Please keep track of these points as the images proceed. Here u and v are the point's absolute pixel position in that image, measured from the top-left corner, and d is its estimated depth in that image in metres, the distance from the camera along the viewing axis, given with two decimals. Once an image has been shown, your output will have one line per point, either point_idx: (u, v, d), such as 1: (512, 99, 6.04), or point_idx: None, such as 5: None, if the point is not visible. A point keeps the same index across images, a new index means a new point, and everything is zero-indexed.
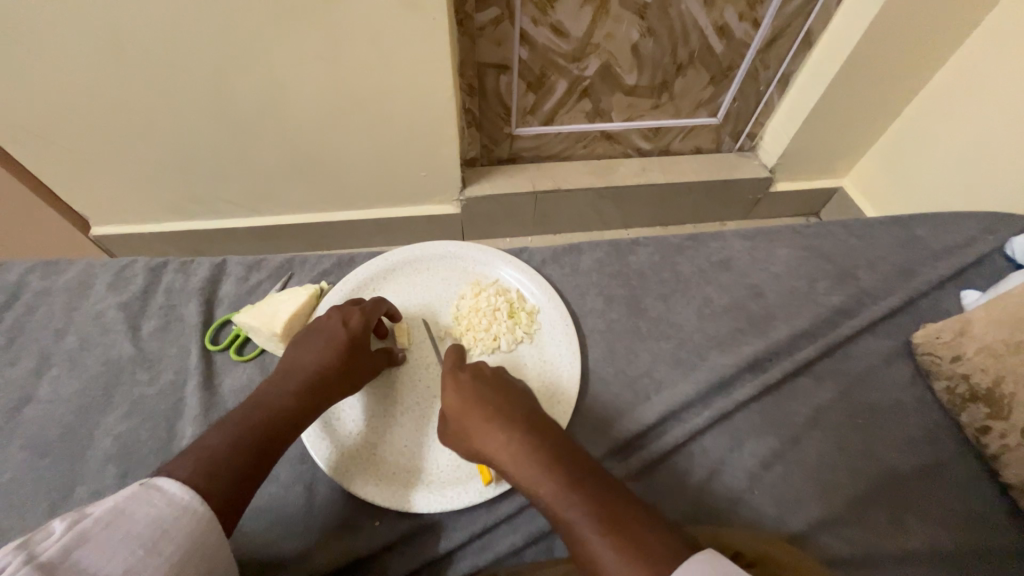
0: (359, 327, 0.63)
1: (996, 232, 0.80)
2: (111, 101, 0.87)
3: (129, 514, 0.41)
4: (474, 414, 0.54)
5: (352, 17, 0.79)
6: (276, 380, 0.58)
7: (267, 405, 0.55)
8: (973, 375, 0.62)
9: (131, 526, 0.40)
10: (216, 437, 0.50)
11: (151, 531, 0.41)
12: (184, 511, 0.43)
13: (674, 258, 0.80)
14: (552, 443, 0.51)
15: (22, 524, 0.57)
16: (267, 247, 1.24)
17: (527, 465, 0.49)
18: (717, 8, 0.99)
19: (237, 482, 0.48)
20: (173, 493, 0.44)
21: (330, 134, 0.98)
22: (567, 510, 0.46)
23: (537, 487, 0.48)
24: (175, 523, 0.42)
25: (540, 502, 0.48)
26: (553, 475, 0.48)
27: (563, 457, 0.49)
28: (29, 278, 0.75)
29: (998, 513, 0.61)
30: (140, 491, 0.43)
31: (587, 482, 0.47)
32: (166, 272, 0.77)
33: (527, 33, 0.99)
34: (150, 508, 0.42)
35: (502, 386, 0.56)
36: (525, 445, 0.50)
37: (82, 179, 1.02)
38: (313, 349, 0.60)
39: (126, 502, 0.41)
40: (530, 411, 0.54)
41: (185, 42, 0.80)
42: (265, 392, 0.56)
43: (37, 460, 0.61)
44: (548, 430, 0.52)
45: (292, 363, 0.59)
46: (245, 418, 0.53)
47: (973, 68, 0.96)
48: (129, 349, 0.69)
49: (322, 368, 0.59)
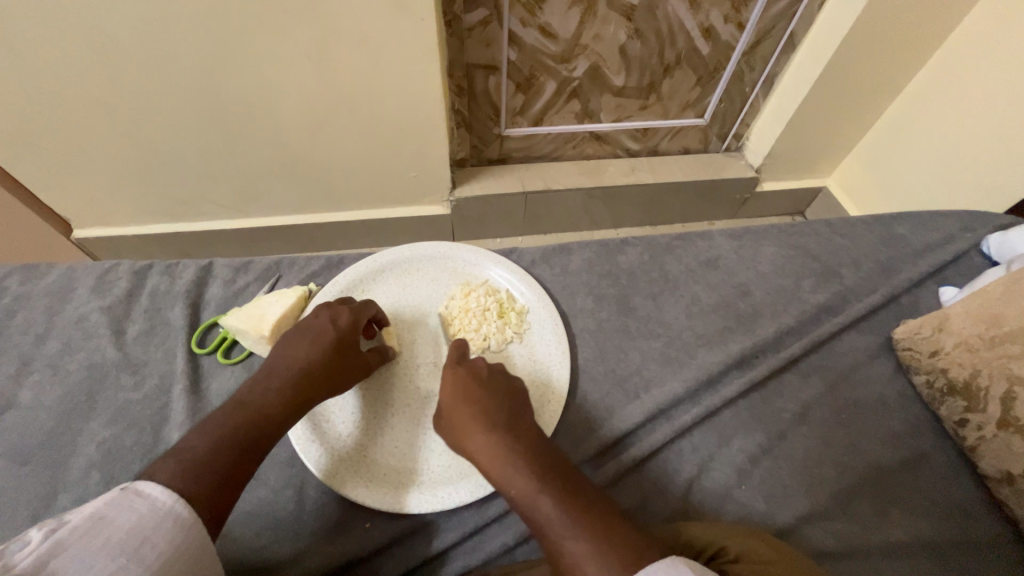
0: (348, 326, 0.62)
1: (975, 230, 0.82)
2: (93, 101, 0.86)
3: (107, 522, 0.40)
4: (460, 409, 0.53)
5: (340, 18, 0.79)
6: (259, 378, 0.57)
7: (251, 402, 0.54)
8: (951, 370, 0.64)
9: (109, 534, 0.40)
10: (200, 439, 0.49)
11: (131, 538, 0.40)
12: (166, 516, 0.43)
13: (662, 257, 0.81)
14: (534, 445, 0.50)
15: (4, 533, 0.56)
16: (255, 250, 1.23)
17: (505, 462, 0.49)
18: (703, 10, 1.01)
19: (222, 482, 0.47)
20: (155, 497, 0.43)
21: (318, 135, 0.97)
22: (541, 509, 0.45)
23: (514, 486, 0.47)
24: (155, 528, 0.42)
25: (514, 501, 0.47)
26: (531, 474, 0.47)
27: (544, 458, 0.49)
28: (9, 283, 0.74)
29: (978, 505, 0.62)
30: (121, 496, 0.43)
31: (563, 485, 0.47)
32: (151, 275, 0.76)
33: (515, 34, 0.99)
34: (130, 514, 0.42)
35: (492, 384, 0.56)
36: (508, 441, 0.50)
37: (64, 182, 1.00)
38: (298, 347, 0.59)
39: (105, 508, 0.41)
40: (515, 411, 0.54)
41: (172, 43, 0.79)
42: (249, 390, 0.56)
43: (19, 468, 0.60)
44: (530, 432, 0.52)
45: (277, 360, 0.58)
46: (228, 417, 0.52)
47: (952, 70, 0.98)
48: (114, 353, 0.68)
49: (307, 365, 0.58)
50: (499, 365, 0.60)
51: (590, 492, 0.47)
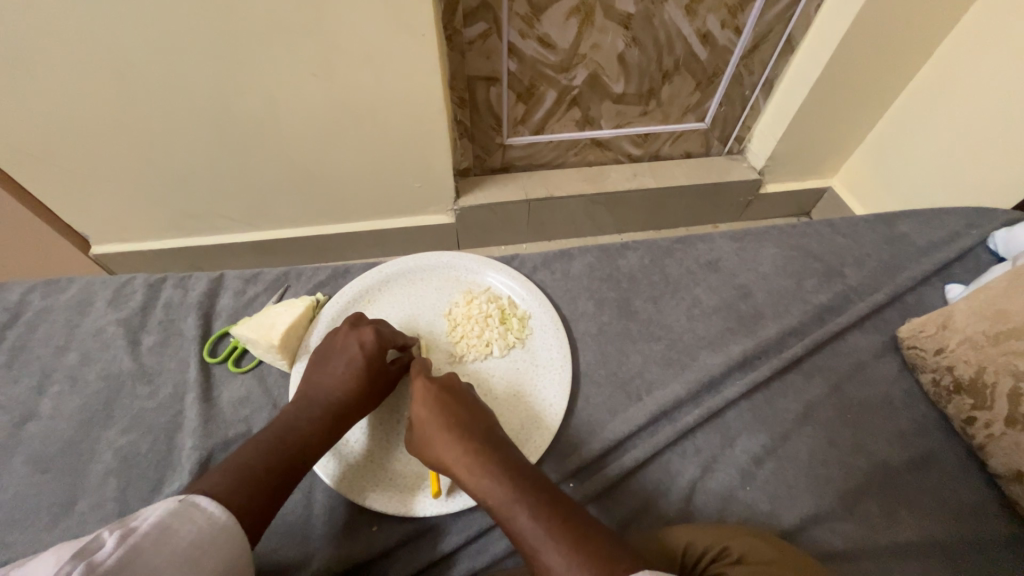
0: (374, 347, 0.63)
1: (980, 227, 0.82)
2: (109, 121, 0.89)
3: (173, 531, 0.43)
4: (435, 424, 0.54)
5: (343, 35, 0.81)
6: (301, 404, 0.60)
7: (295, 428, 0.57)
8: (956, 367, 0.63)
9: (175, 542, 0.43)
10: (249, 454, 0.54)
11: (193, 548, 0.43)
12: (220, 529, 0.46)
13: (662, 260, 0.81)
14: (507, 455, 0.52)
15: (25, 539, 0.58)
16: (264, 261, 1.25)
17: (481, 472, 0.50)
18: (700, 16, 1.02)
19: (265, 496, 0.51)
20: (211, 510, 0.46)
21: (326, 149, 1.00)
22: (518, 517, 0.47)
23: (489, 495, 0.49)
24: (212, 540, 0.45)
25: (491, 509, 0.49)
26: (506, 483, 0.49)
27: (518, 467, 0.51)
28: (31, 297, 0.77)
29: (988, 503, 0.61)
30: (182, 507, 0.45)
31: (537, 493, 0.48)
32: (165, 288, 0.78)
33: (515, 46, 1.02)
34: (191, 525, 0.44)
35: (469, 400, 0.57)
36: (481, 451, 0.52)
37: (81, 200, 1.04)
38: (334, 374, 0.61)
39: (169, 516, 0.44)
40: (487, 424, 0.55)
41: (185, 65, 0.82)
42: (292, 416, 0.59)
43: (39, 475, 0.62)
44: (502, 443, 0.54)
45: (316, 387, 0.61)
46: (277, 441, 0.56)
47: (954, 64, 0.98)
48: (129, 363, 0.71)
49: (344, 393, 0.60)
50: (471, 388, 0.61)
51: (566, 503, 0.48)
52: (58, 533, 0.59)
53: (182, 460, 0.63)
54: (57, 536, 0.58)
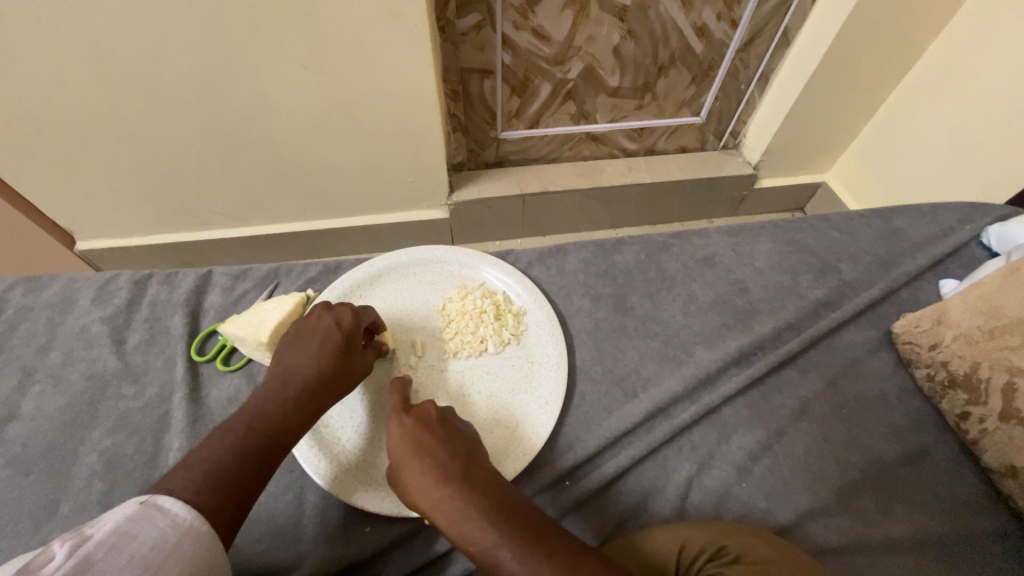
0: (351, 326, 0.62)
1: (975, 222, 0.82)
2: (93, 115, 0.87)
3: (131, 537, 0.41)
4: (411, 466, 0.51)
5: (334, 26, 0.79)
6: (276, 385, 0.58)
7: (270, 412, 0.56)
8: (951, 362, 0.63)
9: (134, 549, 0.41)
10: (219, 448, 0.52)
11: (155, 554, 0.41)
12: (186, 532, 0.44)
13: (658, 256, 0.81)
14: (489, 492, 0.49)
15: (6, 545, 0.56)
16: (255, 257, 1.24)
17: (462, 517, 0.47)
18: (695, 9, 1.01)
19: (239, 492, 0.50)
20: (176, 514, 0.45)
21: (318, 142, 0.98)
22: (506, 563, 0.44)
23: (472, 540, 0.46)
24: (176, 544, 0.43)
25: (476, 556, 0.46)
26: (489, 526, 0.46)
27: (502, 506, 0.48)
28: (12, 295, 0.75)
29: (982, 498, 0.61)
30: (142, 511, 0.43)
31: (524, 535, 0.46)
32: (151, 285, 0.77)
33: (509, 38, 1.00)
34: (153, 530, 0.42)
35: (445, 431, 0.54)
36: (460, 490, 0.48)
37: (66, 195, 1.01)
38: (308, 353, 0.60)
39: (126, 523, 0.42)
40: (469, 457, 0.52)
41: (173, 58, 0.80)
42: (267, 398, 0.57)
43: (22, 478, 0.61)
44: (485, 475, 0.50)
45: (289, 367, 0.59)
46: (250, 430, 0.54)
47: (949, 59, 0.97)
48: (115, 362, 0.69)
49: (320, 371, 0.59)
50: (451, 411, 0.58)
51: (557, 537, 0.46)
52: (41, 537, 0.57)
53: (170, 462, 0.62)
54: (41, 539, 0.57)
